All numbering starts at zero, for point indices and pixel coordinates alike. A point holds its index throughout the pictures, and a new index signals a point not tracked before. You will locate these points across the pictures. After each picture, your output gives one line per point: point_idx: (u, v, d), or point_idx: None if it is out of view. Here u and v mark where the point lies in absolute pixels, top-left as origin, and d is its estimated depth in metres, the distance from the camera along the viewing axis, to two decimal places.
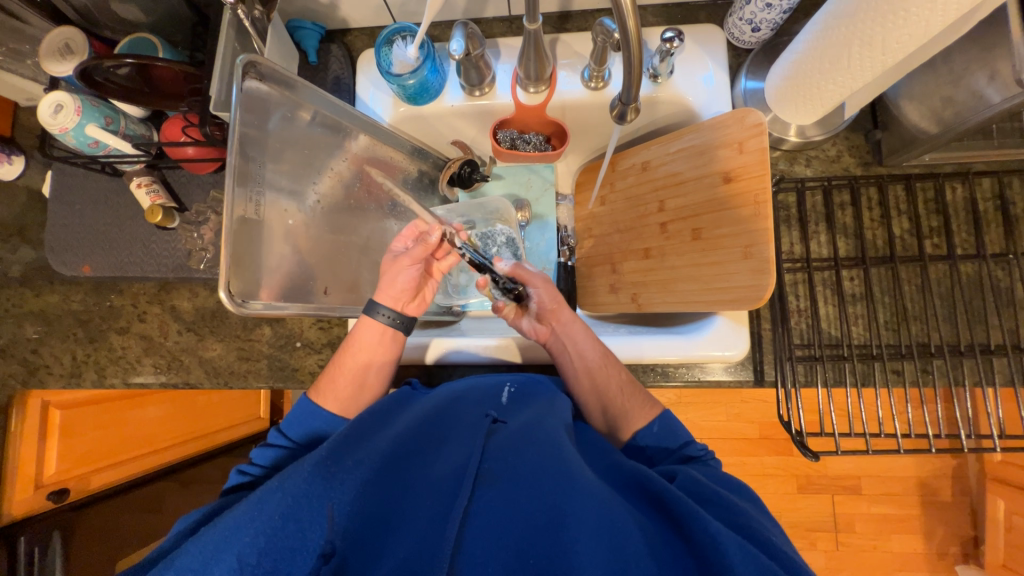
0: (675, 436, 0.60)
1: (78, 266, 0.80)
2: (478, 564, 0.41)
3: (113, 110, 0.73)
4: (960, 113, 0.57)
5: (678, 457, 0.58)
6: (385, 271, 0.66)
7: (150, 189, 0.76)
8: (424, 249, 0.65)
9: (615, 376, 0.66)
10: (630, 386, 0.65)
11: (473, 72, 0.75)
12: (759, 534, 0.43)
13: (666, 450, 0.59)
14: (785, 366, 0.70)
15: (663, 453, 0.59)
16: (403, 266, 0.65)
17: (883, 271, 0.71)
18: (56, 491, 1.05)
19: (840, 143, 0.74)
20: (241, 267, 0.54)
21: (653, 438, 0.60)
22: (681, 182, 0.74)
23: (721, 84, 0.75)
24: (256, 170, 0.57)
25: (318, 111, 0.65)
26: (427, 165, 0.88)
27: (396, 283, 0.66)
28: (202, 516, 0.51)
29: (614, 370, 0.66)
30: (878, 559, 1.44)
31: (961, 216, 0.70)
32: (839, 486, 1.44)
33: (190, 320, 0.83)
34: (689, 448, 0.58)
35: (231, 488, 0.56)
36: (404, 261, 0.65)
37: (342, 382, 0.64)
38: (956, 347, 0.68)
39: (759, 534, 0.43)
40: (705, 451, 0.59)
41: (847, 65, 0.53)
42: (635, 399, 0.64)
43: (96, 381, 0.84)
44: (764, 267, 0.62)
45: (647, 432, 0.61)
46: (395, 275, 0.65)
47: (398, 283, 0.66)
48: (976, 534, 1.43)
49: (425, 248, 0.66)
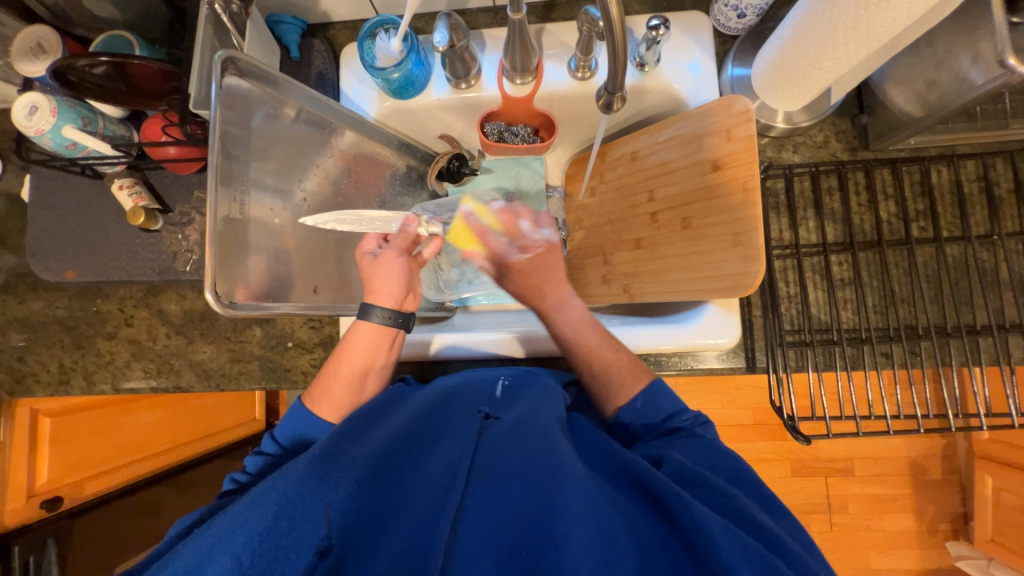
0: (659, 409, 0.60)
1: (61, 271, 0.79)
2: (472, 559, 0.41)
3: (90, 110, 0.72)
4: (944, 95, 0.58)
5: (663, 430, 0.60)
6: (374, 273, 0.65)
7: (132, 191, 0.75)
8: (405, 239, 0.67)
9: (596, 358, 0.65)
10: (611, 372, 0.64)
11: (459, 64, 0.74)
12: (746, 515, 0.44)
13: (649, 425, 0.60)
14: (776, 352, 0.71)
15: (646, 429, 0.61)
16: (390, 259, 0.65)
17: (871, 255, 0.72)
18: (48, 500, 1.04)
19: (827, 129, 0.75)
20: (227, 266, 0.53)
21: (634, 413, 0.61)
22: (671, 171, 0.74)
23: (708, 71, 0.75)
24: (240, 168, 0.56)
25: (302, 108, 0.64)
26: (416, 160, 0.87)
27: (389, 281, 0.65)
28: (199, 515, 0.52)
29: (597, 353, 0.65)
30: (871, 539, 1.47)
31: (947, 198, 0.71)
32: (832, 469, 1.46)
33: (179, 323, 0.82)
34: (673, 419, 0.60)
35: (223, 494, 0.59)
36: (390, 256, 0.65)
37: (337, 390, 0.63)
38: (943, 329, 0.69)
39: (747, 516, 0.44)
40: (691, 421, 0.59)
41: (831, 50, 0.53)
42: (613, 385, 0.63)
43: (85, 388, 0.83)
44: (754, 254, 0.63)
45: (630, 408, 0.61)
46: (385, 272, 0.64)
47: (392, 281, 0.65)
48: (965, 511, 1.47)
49: (406, 240, 0.68)
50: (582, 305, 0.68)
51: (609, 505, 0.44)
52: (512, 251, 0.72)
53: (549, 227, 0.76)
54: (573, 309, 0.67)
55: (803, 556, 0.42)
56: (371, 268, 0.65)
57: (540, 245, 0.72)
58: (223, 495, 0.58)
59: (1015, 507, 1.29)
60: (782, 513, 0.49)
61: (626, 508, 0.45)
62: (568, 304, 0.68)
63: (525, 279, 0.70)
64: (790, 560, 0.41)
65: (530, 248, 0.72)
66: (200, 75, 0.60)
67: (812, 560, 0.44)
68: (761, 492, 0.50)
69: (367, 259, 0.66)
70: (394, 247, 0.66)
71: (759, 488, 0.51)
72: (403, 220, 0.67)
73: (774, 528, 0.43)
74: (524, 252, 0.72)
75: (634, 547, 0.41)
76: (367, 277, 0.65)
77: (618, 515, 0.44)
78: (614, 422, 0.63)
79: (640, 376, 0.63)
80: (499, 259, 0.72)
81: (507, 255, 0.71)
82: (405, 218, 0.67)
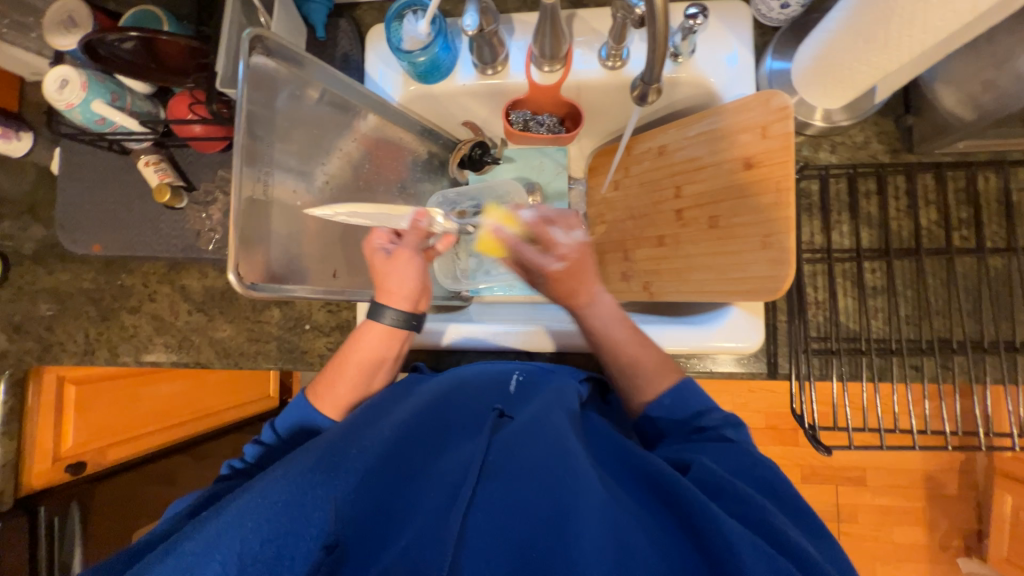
0: (687, 406, 0.59)
1: (88, 245, 0.80)
2: (480, 559, 0.41)
3: (118, 85, 0.72)
4: (1000, 98, 0.54)
5: (690, 428, 0.58)
6: (388, 273, 0.64)
7: (158, 167, 0.76)
8: (417, 235, 0.65)
9: (625, 353, 0.63)
10: (638, 368, 0.62)
11: (487, 49, 0.73)
12: (772, 527, 0.42)
13: (677, 420, 0.59)
14: (800, 358, 0.69)
15: (674, 425, 0.59)
16: (405, 259, 0.64)
17: (907, 263, 0.69)
18: (73, 464, 1.09)
19: (868, 129, 0.71)
20: (249, 248, 0.54)
21: (662, 409, 0.60)
22: (699, 167, 0.71)
23: (745, 64, 0.72)
24: (265, 149, 0.56)
25: (326, 89, 0.63)
26: (437, 146, 0.86)
27: (405, 281, 0.64)
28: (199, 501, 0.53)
29: (624, 349, 0.63)
30: (879, 549, 1.45)
31: (994, 207, 0.67)
32: (844, 477, 1.44)
33: (200, 300, 0.83)
34: (702, 417, 0.58)
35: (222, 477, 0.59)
36: (405, 255, 0.64)
37: (341, 388, 0.63)
38: (979, 343, 0.66)
39: (773, 529, 0.42)
40: (721, 421, 0.57)
41: (884, 45, 0.50)
42: (638, 380, 0.63)
43: (109, 359, 0.85)
44: (783, 257, 0.61)
45: (657, 404, 0.60)
46: (399, 272, 0.64)
47: (408, 282, 0.64)
48: (980, 527, 1.43)
49: (419, 238, 0.65)
50: (613, 301, 0.66)
51: (623, 510, 0.44)
52: (550, 259, 0.65)
53: (576, 228, 0.69)
54: (605, 305, 0.65)
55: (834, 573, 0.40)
56: (386, 268, 0.64)
57: (572, 249, 0.65)
58: (219, 481, 0.58)
59: None
60: (820, 536, 0.46)
61: (642, 513, 0.45)
62: (600, 301, 0.65)
63: (563, 284, 0.65)
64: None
65: (566, 254, 0.65)
66: (225, 49, 0.59)
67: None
68: (787, 498, 0.49)
69: (381, 258, 0.64)
70: (409, 246, 0.65)
71: (794, 503, 0.49)
72: (412, 215, 0.65)
73: (800, 541, 0.41)
74: (560, 260, 0.65)
75: (649, 554, 0.40)
76: (382, 276, 0.64)
77: (632, 520, 0.43)
78: (642, 416, 0.62)
79: (667, 373, 0.62)
80: (537, 270, 0.66)
81: (546, 266, 0.65)
82: (416, 213, 0.65)
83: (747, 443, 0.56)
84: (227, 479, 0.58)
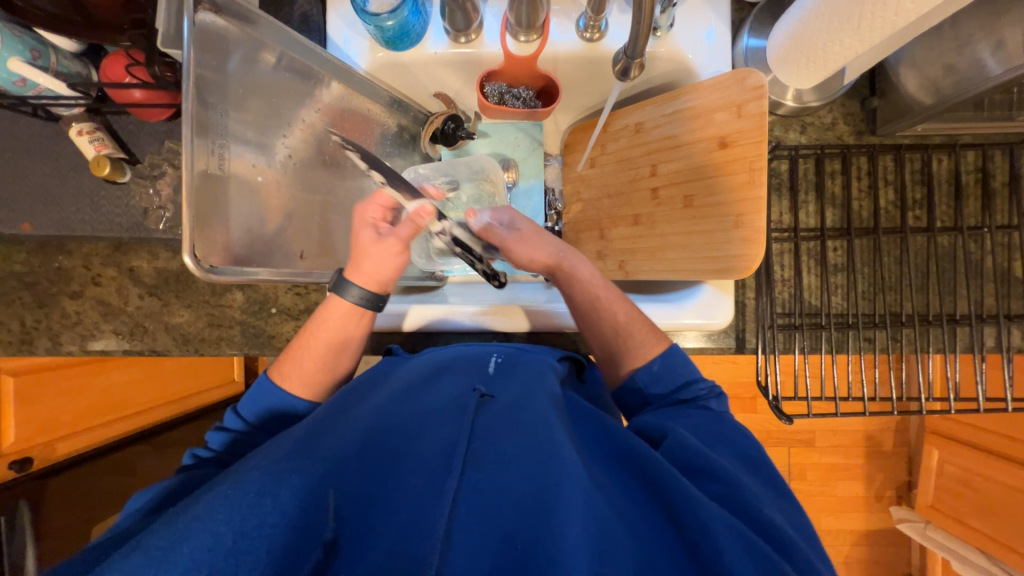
0: (677, 374, 0.60)
1: (16, 223, 0.71)
2: (466, 551, 0.40)
3: (40, 41, 0.63)
4: (958, 82, 0.57)
5: (673, 400, 0.59)
6: (367, 251, 0.61)
7: (93, 137, 0.68)
8: (412, 231, 0.61)
9: (616, 312, 0.64)
10: (632, 327, 0.63)
11: (459, 15, 0.69)
12: (750, 507, 0.44)
13: (661, 391, 0.60)
14: (765, 333, 0.72)
15: (660, 397, 0.60)
16: (389, 249, 0.61)
17: (865, 242, 0.73)
18: (18, 460, 1.03)
19: (836, 110, 0.73)
20: (206, 229, 0.49)
21: (650, 375, 0.60)
22: (675, 146, 0.71)
23: (722, 40, 0.72)
24: (217, 118, 0.51)
25: (284, 52, 0.59)
26: (408, 119, 0.82)
27: (384, 267, 0.62)
28: (160, 496, 0.51)
29: (619, 308, 0.64)
30: (823, 502, 1.59)
31: (944, 188, 0.72)
32: (795, 439, 1.55)
33: (152, 284, 0.78)
34: (687, 389, 0.59)
35: (185, 467, 0.56)
36: (391, 243, 0.61)
37: (306, 364, 0.62)
38: (925, 316, 0.71)
39: (753, 510, 0.44)
40: (706, 391, 0.59)
41: (857, 26, 0.50)
42: (631, 341, 0.63)
43: (51, 349, 0.78)
44: (754, 237, 0.63)
45: (646, 370, 0.60)
46: (376, 257, 0.61)
47: (386, 269, 0.62)
48: (910, 479, 1.59)
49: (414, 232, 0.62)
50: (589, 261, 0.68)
51: (607, 498, 0.44)
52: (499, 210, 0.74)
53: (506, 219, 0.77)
54: (582, 259, 0.67)
55: (810, 556, 0.42)
56: (371, 248, 0.61)
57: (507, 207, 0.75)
58: (183, 470, 0.56)
59: (956, 477, 1.41)
60: (784, 496, 0.49)
61: (624, 498, 0.46)
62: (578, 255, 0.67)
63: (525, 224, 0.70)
64: (796, 561, 0.41)
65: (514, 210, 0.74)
66: None
67: (822, 563, 0.43)
68: (767, 468, 0.51)
69: (368, 237, 0.61)
70: (400, 236, 0.61)
71: (773, 471, 0.51)
72: (417, 207, 0.60)
73: (781, 525, 0.43)
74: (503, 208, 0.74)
75: (628, 541, 0.41)
76: (361, 254, 0.61)
77: (612, 506, 0.43)
78: (628, 384, 0.62)
79: (657, 340, 0.62)
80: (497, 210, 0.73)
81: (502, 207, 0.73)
82: (420, 207, 0.60)
83: (726, 412, 0.58)
84: (190, 468, 0.56)
